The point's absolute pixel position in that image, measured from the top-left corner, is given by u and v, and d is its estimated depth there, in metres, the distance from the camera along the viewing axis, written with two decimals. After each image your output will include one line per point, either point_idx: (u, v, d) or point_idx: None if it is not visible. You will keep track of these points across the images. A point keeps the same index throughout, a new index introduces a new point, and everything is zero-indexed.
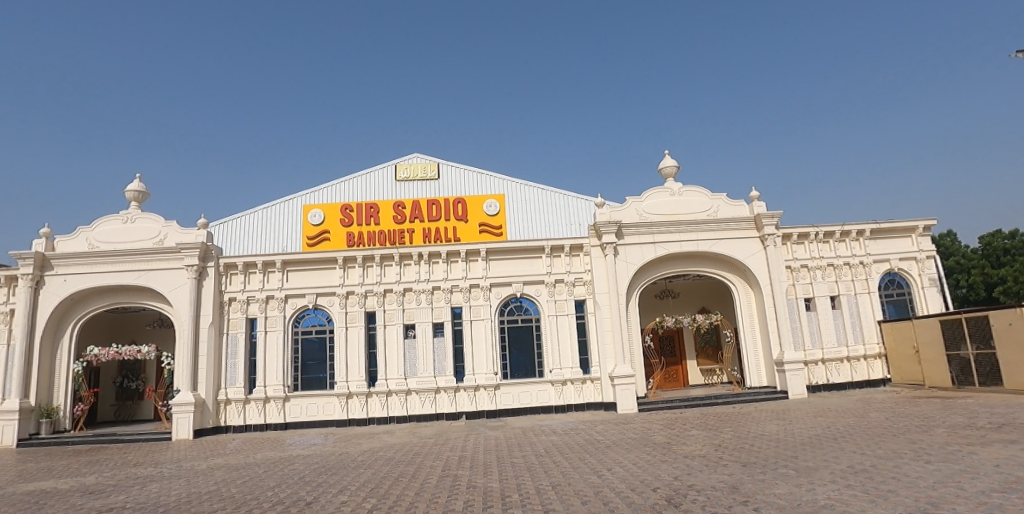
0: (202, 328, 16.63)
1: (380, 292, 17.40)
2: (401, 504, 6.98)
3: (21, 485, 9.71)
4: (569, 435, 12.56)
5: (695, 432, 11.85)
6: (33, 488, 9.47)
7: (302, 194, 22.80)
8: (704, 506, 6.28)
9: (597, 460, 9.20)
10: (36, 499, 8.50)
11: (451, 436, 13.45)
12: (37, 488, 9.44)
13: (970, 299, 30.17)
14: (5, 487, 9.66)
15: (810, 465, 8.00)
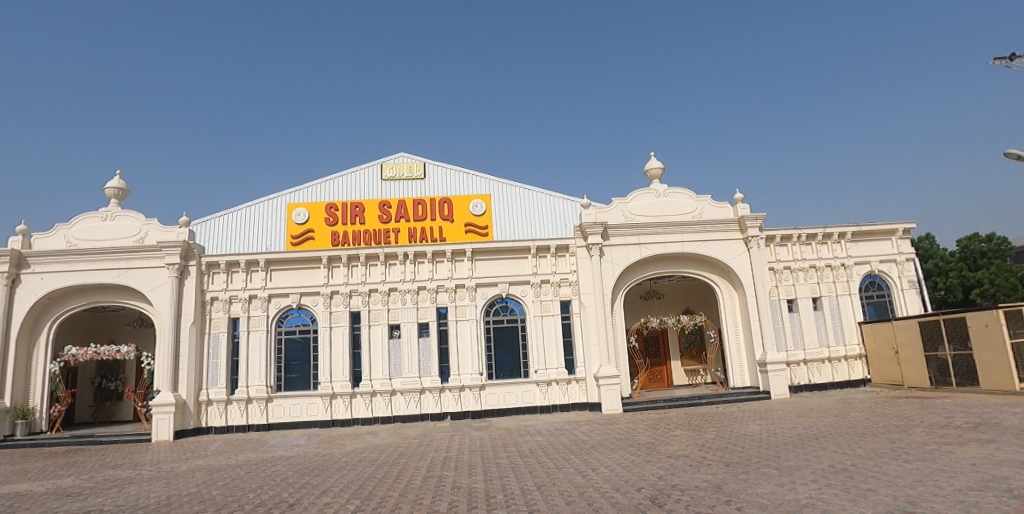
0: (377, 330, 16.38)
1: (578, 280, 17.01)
2: (578, 494, 6.68)
3: (235, 457, 11.32)
4: (820, 427, 10.61)
5: (979, 432, 9.11)
6: (248, 457, 11.10)
7: (495, 180, 23.14)
8: None
9: (851, 462, 7.51)
10: (254, 467, 9.87)
11: (676, 423, 12.46)
12: (250, 458, 11.02)
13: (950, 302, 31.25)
14: (204, 462, 11.13)
15: None
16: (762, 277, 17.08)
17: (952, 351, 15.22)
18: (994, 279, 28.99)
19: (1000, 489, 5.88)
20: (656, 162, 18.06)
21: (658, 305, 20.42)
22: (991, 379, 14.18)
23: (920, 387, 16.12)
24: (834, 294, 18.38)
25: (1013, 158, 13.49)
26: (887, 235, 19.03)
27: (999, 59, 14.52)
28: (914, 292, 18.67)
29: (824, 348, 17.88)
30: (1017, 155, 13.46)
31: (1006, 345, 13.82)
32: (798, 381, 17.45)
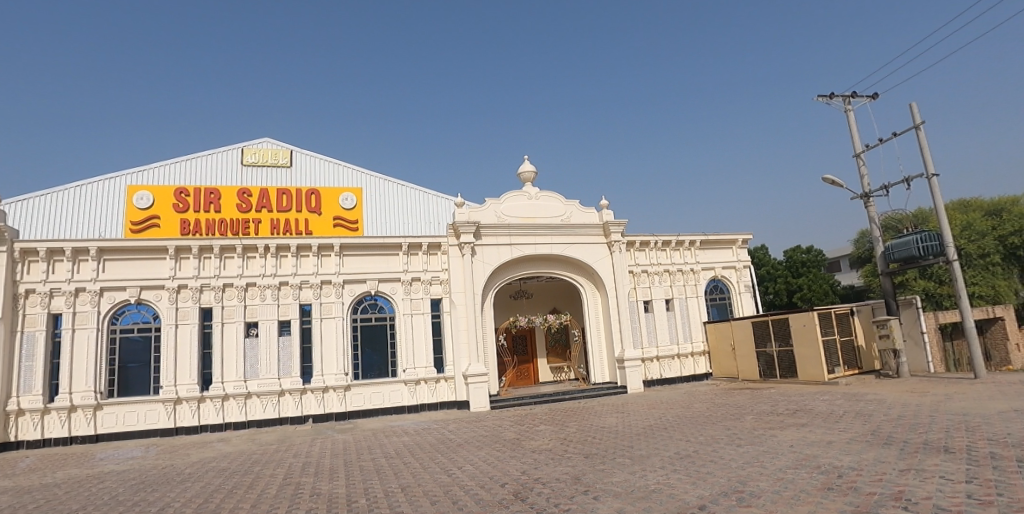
0: (233, 329, 15.23)
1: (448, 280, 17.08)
2: (441, 496, 6.61)
3: (48, 476, 9.78)
4: (668, 419, 11.58)
5: (792, 418, 10.50)
6: (66, 476, 9.64)
7: (369, 173, 22.45)
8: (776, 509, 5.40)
9: (693, 449, 8.29)
10: (70, 488, 8.56)
11: (541, 419, 12.92)
12: (70, 476, 9.60)
13: (774, 304, 36.05)
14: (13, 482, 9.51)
15: (923, 463, 6.70)
16: (622, 279, 18.33)
17: (777, 348, 17.39)
18: (811, 285, 33.90)
19: (810, 466, 6.82)
20: (530, 166, 18.61)
21: (528, 304, 21.08)
22: (807, 372, 16.43)
23: (751, 379, 18.24)
24: (684, 296, 20.21)
25: (829, 183, 15.85)
26: (729, 244, 21.31)
27: (822, 97, 16.95)
28: (749, 295, 21.09)
29: (674, 346, 19.60)
30: (832, 181, 15.84)
31: (819, 342, 16.07)
32: (651, 376, 18.94)
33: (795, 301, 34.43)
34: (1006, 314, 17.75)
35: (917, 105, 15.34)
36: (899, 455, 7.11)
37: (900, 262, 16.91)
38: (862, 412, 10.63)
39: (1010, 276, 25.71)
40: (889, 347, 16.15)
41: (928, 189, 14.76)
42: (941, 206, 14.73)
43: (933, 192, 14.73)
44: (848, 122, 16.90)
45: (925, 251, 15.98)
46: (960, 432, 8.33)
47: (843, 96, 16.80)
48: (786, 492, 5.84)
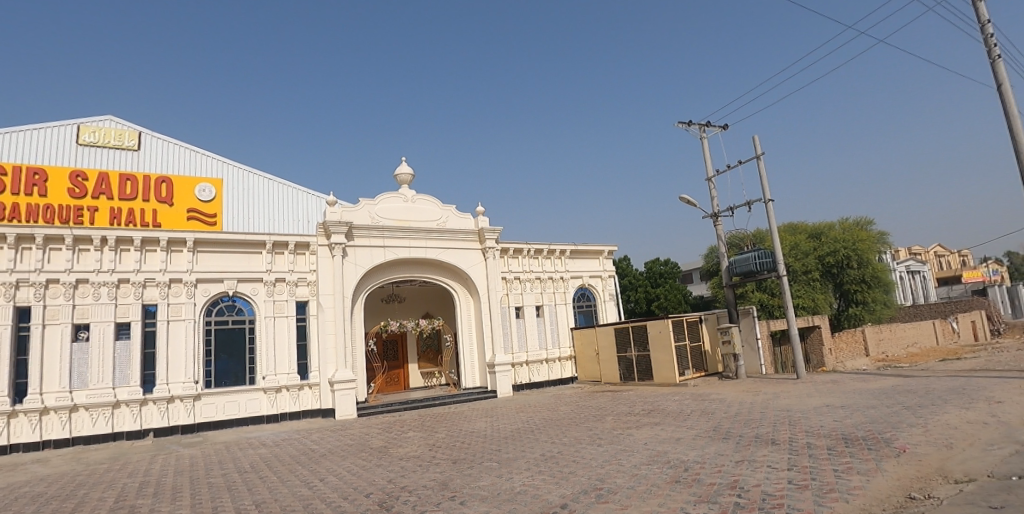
0: (59, 332, 13.26)
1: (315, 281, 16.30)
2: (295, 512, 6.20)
3: None
4: (534, 422, 11.98)
5: (646, 417, 11.37)
6: None
7: (231, 163, 20.78)
8: (630, 503, 5.79)
9: (557, 450, 8.65)
10: None
11: (410, 425, 12.75)
12: None
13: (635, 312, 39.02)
14: None
15: (751, 454, 7.59)
16: (494, 285, 18.72)
17: (636, 353, 18.74)
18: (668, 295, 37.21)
19: (661, 461, 7.44)
20: (407, 168, 18.38)
21: (400, 308, 20.76)
22: (660, 375, 17.88)
23: (612, 381, 19.47)
24: (553, 303, 21.09)
25: (686, 202, 17.48)
26: (595, 254, 22.64)
27: (681, 123, 18.69)
28: (612, 303, 22.54)
29: (543, 351, 20.38)
30: (688, 200, 17.48)
31: (672, 347, 17.57)
32: (520, 381, 19.49)
33: (654, 310, 37.56)
34: (821, 324, 20.72)
35: (758, 138, 17.47)
36: (735, 448, 7.98)
37: (740, 276, 19.03)
38: (705, 410, 11.80)
39: (825, 290, 30.04)
40: (730, 351, 18.08)
41: (764, 212, 16.81)
42: (774, 227, 16.84)
43: (769, 214, 16.80)
44: (703, 149, 18.77)
45: (760, 267, 18.15)
46: (783, 426, 9.55)
47: (700, 124, 18.65)
48: (639, 487, 6.30)
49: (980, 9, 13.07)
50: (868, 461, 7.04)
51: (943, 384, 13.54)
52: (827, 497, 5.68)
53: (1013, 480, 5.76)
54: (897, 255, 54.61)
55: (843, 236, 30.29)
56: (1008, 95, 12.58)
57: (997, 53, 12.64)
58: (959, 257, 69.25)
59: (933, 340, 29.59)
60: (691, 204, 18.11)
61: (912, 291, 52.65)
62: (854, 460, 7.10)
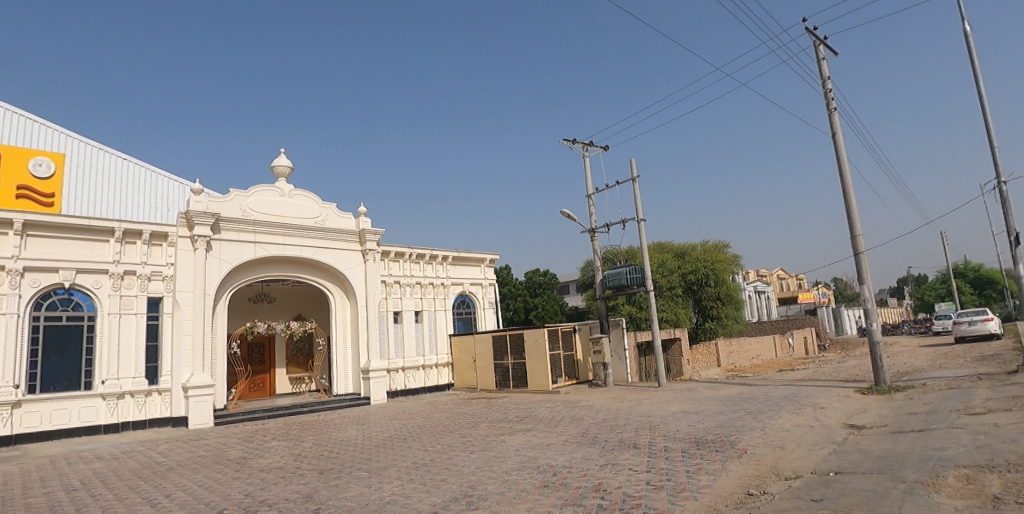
0: None
1: (172, 275, 14.81)
2: None
3: None
4: (408, 429, 11.81)
5: (519, 424, 11.68)
6: None
7: (77, 137, 18.32)
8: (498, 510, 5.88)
9: (430, 458, 8.60)
10: None
11: (274, 434, 11.99)
12: None
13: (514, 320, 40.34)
14: None
15: (614, 458, 8.09)
16: (373, 288, 18.27)
17: (512, 360, 19.20)
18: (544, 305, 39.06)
19: (531, 467, 7.69)
20: (285, 161, 17.38)
21: (269, 308, 19.48)
22: (535, 382, 18.46)
23: (488, 388, 19.75)
24: (433, 308, 20.99)
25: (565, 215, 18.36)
26: (477, 262, 22.92)
27: (566, 141, 19.65)
28: (491, 311, 22.94)
29: (420, 357, 20.18)
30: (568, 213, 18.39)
31: (546, 355, 18.23)
32: (395, 387, 19.12)
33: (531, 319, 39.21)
34: (681, 336, 22.64)
35: (633, 161, 18.81)
36: (600, 453, 8.46)
37: (612, 289, 20.26)
38: (574, 417, 12.39)
39: (686, 306, 32.93)
40: (599, 360, 19.12)
41: (636, 231, 18.08)
42: (644, 245, 18.16)
43: (640, 232, 18.11)
44: (585, 167, 19.83)
45: (630, 281, 19.47)
46: (644, 431, 10.30)
47: (583, 143, 19.70)
48: (509, 492, 6.46)
49: (822, 67, 15.19)
50: (715, 462, 7.80)
51: (777, 392, 15.37)
52: (680, 495, 6.21)
53: (829, 476, 6.69)
54: (748, 276, 61.40)
55: (703, 256, 33.44)
56: (839, 144, 14.72)
57: (832, 107, 14.75)
58: (796, 280, 79.27)
59: (772, 353, 33.54)
60: (570, 219, 19.06)
61: (758, 308, 59.36)
62: (703, 461, 7.83)
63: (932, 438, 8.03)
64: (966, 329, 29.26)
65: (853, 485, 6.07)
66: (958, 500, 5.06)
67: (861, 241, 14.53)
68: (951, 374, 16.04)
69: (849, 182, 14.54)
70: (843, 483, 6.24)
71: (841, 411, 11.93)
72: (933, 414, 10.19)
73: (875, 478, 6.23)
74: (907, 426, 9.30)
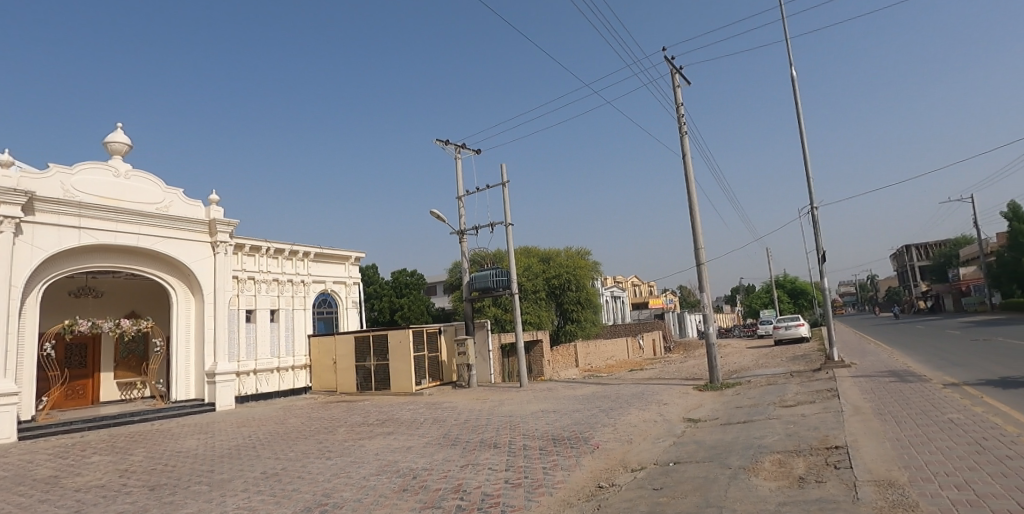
0: None
1: None
2: None
3: None
4: (258, 436, 10.97)
5: (380, 427, 11.43)
6: None
7: None
8: None
9: (282, 467, 8.08)
10: None
11: (93, 448, 10.46)
12: None
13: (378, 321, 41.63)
14: None
15: (476, 458, 8.22)
16: (223, 284, 16.77)
17: (375, 362, 18.65)
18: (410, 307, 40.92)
19: (391, 471, 7.54)
20: (123, 137, 15.31)
21: (95, 304, 16.99)
22: (398, 384, 18.13)
23: (348, 391, 19.02)
24: (291, 307, 19.77)
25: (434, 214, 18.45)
26: (342, 260, 22.04)
27: (439, 141, 19.71)
28: (354, 311, 22.22)
29: (274, 359, 18.85)
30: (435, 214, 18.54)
31: (410, 357, 17.98)
32: (245, 392, 17.67)
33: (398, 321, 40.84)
34: (543, 338, 23.63)
35: (503, 167, 19.34)
36: (461, 453, 8.55)
37: (479, 292, 20.58)
38: (437, 418, 12.40)
39: (549, 309, 34.49)
40: (464, 362, 19.29)
41: (504, 235, 18.56)
42: (511, 249, 18.71)
43: (508, 236, 18.64)
44: (457, 169, 19.96)
45: (496, 284, 19.95)
46: (505, 431, 10.60)
47: (456, 145, 19.84)
48: (367, 498, 6.29)
49: (677, 95, 16.83)
50: (571, 457, 8.26)
51: (626, 391, 16.65)
52: (536, 492, 6.49)
53: (669, 466, 7.40)
54: (606, 282, 66.17)
55: (566, 262, 35.31)
56: (688, 165, 16.37)
57: (684, 132, 16.37)
58: (647, 287, 86.61)
59: (624, 354, 36.29)
60: (439, 220, 19.09)
61: (614, 313, 64.06)
62: (560, 457, 8.25)
63: (752, 429, 9.24)
64: (783, 332, 34.00)
65: (688, 473, 6.78)
66: (769, 482, 5.89)
67: (702, 253, 16.27)
68: (768, 373, 18.51)
69: (694, 200, 16.23)
70: (680, 472, 6.95)
71: (680, 406, 13.25)
72: (754, 407, 11.70)
73: (706, 466, 7.02)
74: (733, 419, 10.59)
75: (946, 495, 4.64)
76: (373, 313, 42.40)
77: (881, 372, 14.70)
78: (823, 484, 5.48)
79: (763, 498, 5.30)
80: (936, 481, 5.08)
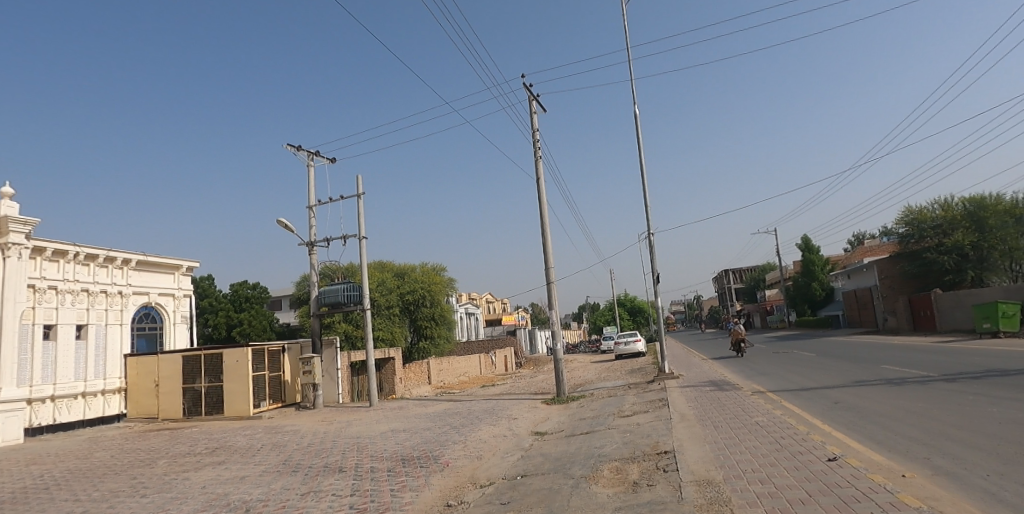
0: None
1: None
2: None
3: None
4: (48, 475, 9.25)
5: (208, 456, 10.30)
6: None
7: None
8: None
9: (81, 509, 6.89)
10: None
11: None
12: None
13: (213, 337, 38.30)
14: None
15: (319, 485, 7.73)
16: (15, 294, 14.02)
17: (206, 384, 16.75)
18: (251, 321, 38.33)
19: (220, 505, 6.81)
20: None
21: None
22: (232, 408, 16.45)
23: (172, 418, 16.86)
24: (103, 322, 17.14)
25: (282, 226, 17.52)
26: (170, 269, 19.80)
27: (290, 146, 18.51)
28: (183, 327, 20.12)
29: (79, 383, 16.13)
30: (284, 224, 17.57)
31: (248, 378, 16.42)
32: (38, 423, 14.83)
33: (235, 336, 37.89)
34: (396, 356, 23.12)
35: (360, 179, 18.74)
36: (302, 481, 7.98)
37: (328, 307, 19.57)
38: (277, 443, 11.51)
39: (402, 325, 33.91)
40: (309, 381, 18.07)
41: (358, 249, 17.96)
42: (364, 263, 18.14)
43: (362, 250, 18.07)
44: (309, 177, 18.95)
45: (347, 299, 19.15)
46: (352, 453, 10.13)
47: (309, 152, 18.84)
48: None
49: (533, 121, 17.70)
50: (420, 477, 8.12)
51: (478, 407, 16.87)
52: None
53: (516, 479, 7.60)
54: (460, 298, 67.11)
55: (421, 278, 35.10)
56: (541, 189, 17.24)
57: (538, 156, 17.25)
58: (502, 304, 88.99)
59: (477, 370, 36.80)
60: (287, 230, 18.01)
61: (468, 329, 64.96)
62: (409, 478, 8.08)
63: (593, 439, 9.86)
64: (623, 348, 36.94)
65: (534, 485, 7.02)
66: (607, 488, 6.32)
67: (553, 273, 17.17)
68: (609, 386, 19.96)
69: (547, 222, 17.10)
70: (526, 484, 7.18)
71: (529, 420, 13.74)
72: (595, 418, 12.50)
73: (551, 477, 7.34)
74: (577, 430, 11.23)
75: (751, 490, 5.35)
76: (206, 329, 38.40)
77: (703, 382, 16.59)
78: (654, 487, 6.02)
79: (602, 505, 5.67)
80: (743, 478, 5.84)
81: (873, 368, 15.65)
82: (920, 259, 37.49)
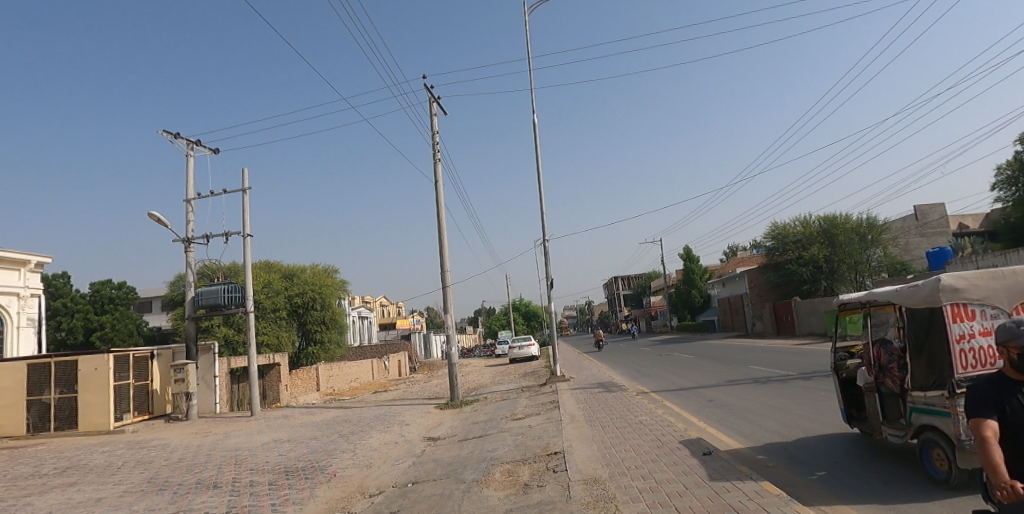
0: None
1: None
2: None
3: None
4: None
5: (54, 478, 9.02)
6: None
7: None
8: None
9: None
10: None
11: None
12: None
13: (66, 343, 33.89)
14: None
15: (190, 503, 7.05)
16: None
17: (56, 395, 14.72)
18: (114, 324, 34.44)
19: None
20: None
21: None
22: (87, 422, 14.59)
23: (12, 435, 14.62)
24: None
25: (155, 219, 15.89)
26: (13, 265, 17.24)
27: (166, 134, 16.58)
28: (30, 330, 17.61)
29: None
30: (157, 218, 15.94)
31: (109, 388, 14.65)
32: None
33: (93, 340, 33.80)
34: (281, 362, 21.81)
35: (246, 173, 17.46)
36: (170, 500, 7.24)
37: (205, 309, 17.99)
38: (142, 460, 10.36)
39: (290, 329, 32.06)
40: (182, 390, 16.50)
41: (242, 247, 16.72)
42: (249, 263, 16.94)
43: (246, 249, 16.85)
44: (188, 167, 17.37)
45: (228, 301, 17.73)
46: (229, 467, 9.37)
47: (189, 141, 17.23)
48: None
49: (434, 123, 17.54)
50: (305, 489, 7.70)
51: (369, 413, 16.33)
52: None
53: (407, 486, 7.44)
54: (353, 301, 64.73)
55: (312, 280, 33.32)
56: (440, 192, 17.13)
57: (438, 159, 17.13)
58: (397, 307, 87.03)
59: (369, 375, 35.69)
60: (160, 224, 16.35)
61: (360, 333, 62.79)
62: (293, 491, 7.63)
63: (486, 443, 9.91)
64: (517, 352, 37.52)
65: (426, 492, 6.91)
66: (499, 491, 6.37)
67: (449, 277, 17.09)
68: (502, 389, 20.20)
69: (445, 226, 17.00)
70: (418, 491, 7.05)
71: (422, 426, 13.52)
72: (489, 422, 12.57)
73: (443, 483, 7.27)
74: (470, 434, 11.23)
75: (634, 486, 5.64)
76: (58, 334, 33.91)
77: (593, 384, 17.29)
78: (544, 488, 6.16)
79: (494, 508, 5.70)
80: (628, 474, 6.15)
81: (743, 369, 17.17)
82: (783, 270, 41.93)
